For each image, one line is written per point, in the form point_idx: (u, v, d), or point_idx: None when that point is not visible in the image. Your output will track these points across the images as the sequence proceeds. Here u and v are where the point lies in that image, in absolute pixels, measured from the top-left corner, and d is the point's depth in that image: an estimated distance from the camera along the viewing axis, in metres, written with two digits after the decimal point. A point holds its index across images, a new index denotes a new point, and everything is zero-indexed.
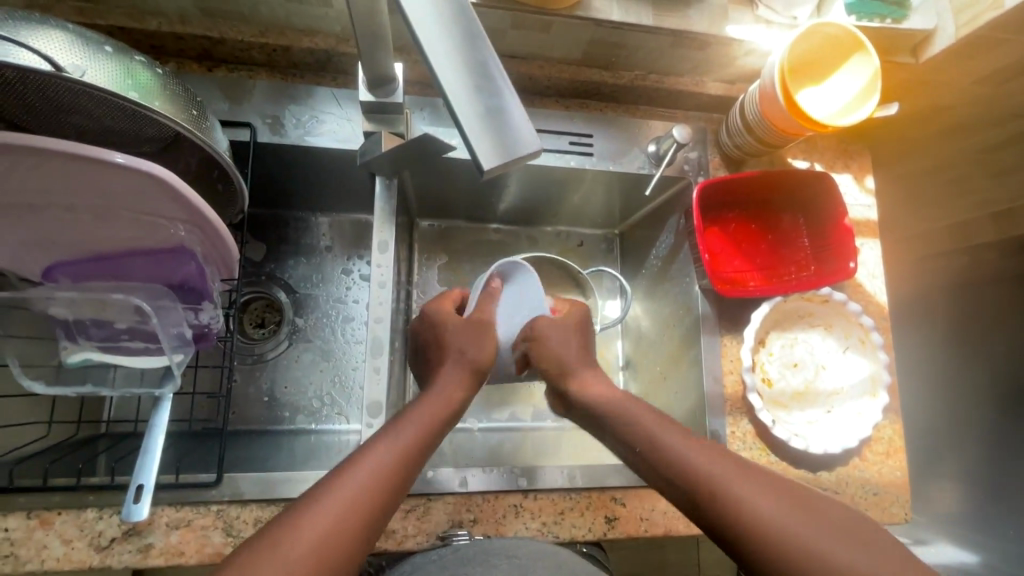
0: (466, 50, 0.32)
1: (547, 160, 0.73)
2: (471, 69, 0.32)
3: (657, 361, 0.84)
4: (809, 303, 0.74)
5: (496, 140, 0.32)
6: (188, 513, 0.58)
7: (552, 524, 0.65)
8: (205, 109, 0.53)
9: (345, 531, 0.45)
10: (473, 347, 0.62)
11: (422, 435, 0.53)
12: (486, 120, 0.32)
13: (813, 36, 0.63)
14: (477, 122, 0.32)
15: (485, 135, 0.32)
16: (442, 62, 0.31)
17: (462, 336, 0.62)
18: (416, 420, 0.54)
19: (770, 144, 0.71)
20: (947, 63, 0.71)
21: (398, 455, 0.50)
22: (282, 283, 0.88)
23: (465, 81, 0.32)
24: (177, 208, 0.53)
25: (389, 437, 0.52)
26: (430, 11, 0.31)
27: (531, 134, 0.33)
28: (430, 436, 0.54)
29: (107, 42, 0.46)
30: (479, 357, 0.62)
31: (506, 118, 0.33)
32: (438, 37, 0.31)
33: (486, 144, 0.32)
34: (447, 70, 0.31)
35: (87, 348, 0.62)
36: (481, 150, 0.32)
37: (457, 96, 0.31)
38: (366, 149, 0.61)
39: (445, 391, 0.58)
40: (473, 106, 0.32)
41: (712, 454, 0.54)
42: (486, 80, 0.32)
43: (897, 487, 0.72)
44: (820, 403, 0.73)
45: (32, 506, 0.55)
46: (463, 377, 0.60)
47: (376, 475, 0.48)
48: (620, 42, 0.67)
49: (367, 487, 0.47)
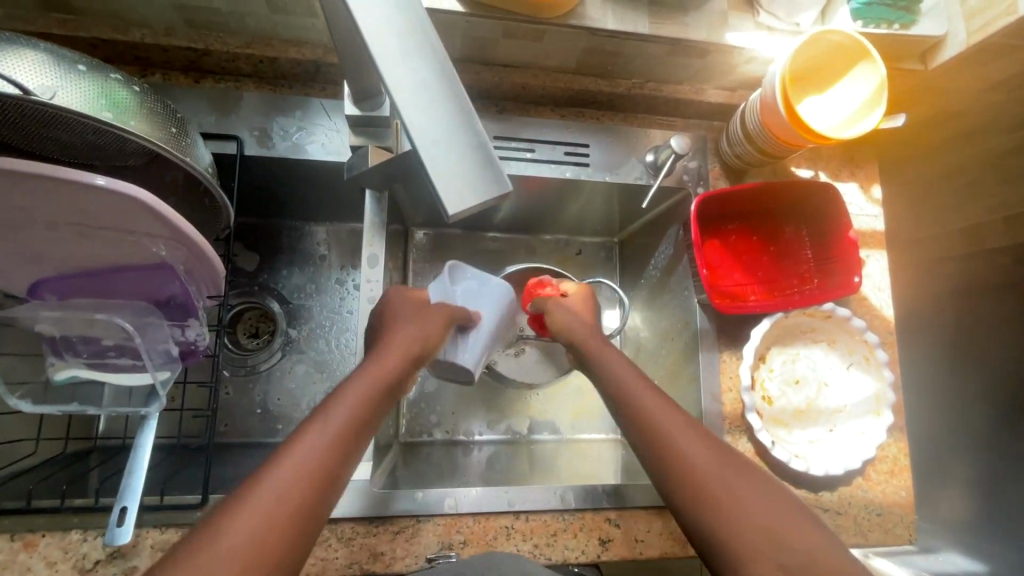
0: (440, 95, 0.32)
1: (542, 171, 0.71)
2: (447, 114, 0.32)
3: (655, 375, 0.82)
4: (812, 318, 0.72)
5: (465, 185, 0.32)
6: (173, 536, 0.57)
7: (545, 546, 0.63)
8: (187, 126, 0.52)
9: (292, 511, 0.40)
10: (424, 323, 0.56)
11: (377, 394, 0.49)
12: (457, 163, 0.32)
13: (817, 44, 0.60)
14: (446, 167, 0.32)
15: (454, 179, 0.32)
16: (411, 102, 0.31)
17: (412, 313, 0.57)
18: (367, 377, 0.49)
19: (772, 153, 0.69)
20: (958, 69, 0.68)
21: (342, 430, 0.45)
22: (275, 293, 0.87)
23: (439, 125, 0.32)
24: (159, 227, 0.52)
25: (340, 402, 0.47)
26: (402, 53, 0.32)
27: (503, 180, 0.33)
28: (384, 397, 0.50)
29: (81, 61, 0.45)
30: (433, 328, 0.56)
31: (478, 162, 0.32)
32: (413, 81, 0.31)
33: (453, 188, 0.31)
34: (419, 114, 0.31)
35: (74, 364, 0.62)
36: (445, 194, 0.31)
37: (426, 140, 0.31)
38: (353, 163, 0.58)
39: (397, 346, 0.53)
40: (443, 150, 0.31)
41: (708, 455, 0.50)
42: (461, 125, 0.32)
43: (901, 508, 0.70)
44: (822, 421, 0.71)
45: (15, 528, 0.55)
46: (413, 332, 0.55)
47: (335, 444, 0.44)
48: (616, 50, 0.65)
49: (326, 456, 0.43)
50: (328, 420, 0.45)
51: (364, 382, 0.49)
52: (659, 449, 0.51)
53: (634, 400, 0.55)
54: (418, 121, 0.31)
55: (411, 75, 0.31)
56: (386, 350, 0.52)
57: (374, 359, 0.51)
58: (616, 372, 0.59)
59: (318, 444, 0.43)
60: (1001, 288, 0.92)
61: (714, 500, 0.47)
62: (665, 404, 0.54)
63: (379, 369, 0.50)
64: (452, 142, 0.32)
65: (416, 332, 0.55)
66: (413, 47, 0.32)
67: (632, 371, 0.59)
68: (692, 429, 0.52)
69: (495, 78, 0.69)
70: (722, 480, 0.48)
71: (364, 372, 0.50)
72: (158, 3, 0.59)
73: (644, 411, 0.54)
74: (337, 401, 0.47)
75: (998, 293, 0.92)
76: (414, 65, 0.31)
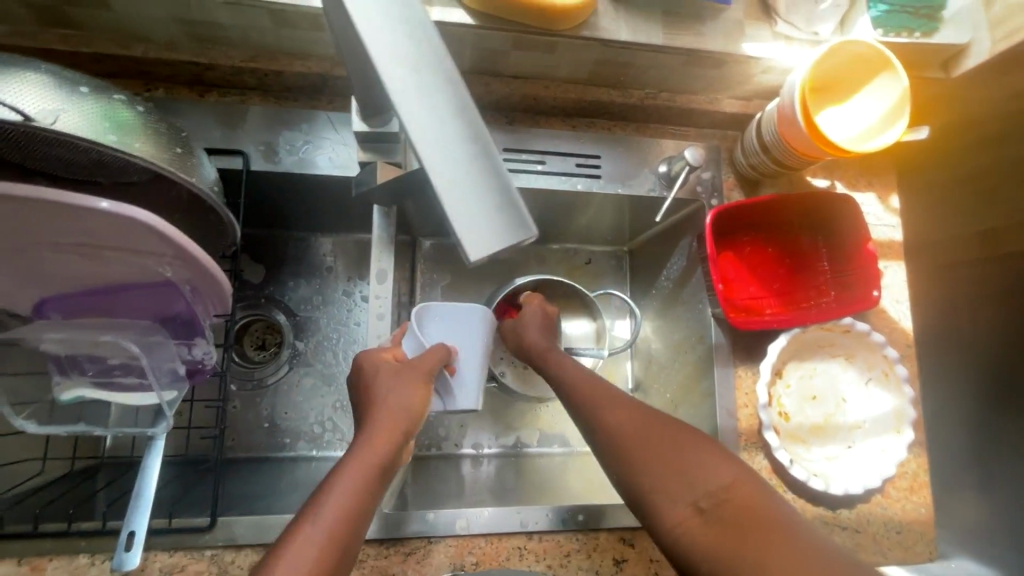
0: (458, 139, 0.31)
1: (553, 184, 0.70)
2: (465, 157, 0.31)
3: (667, 388, 0.81)
4: (830, 332, 0.70)
5: (484, 231, 0.31)
6: (182, 559, 0.57)
7: (558, 567, 0.62)
8: (192, 145, 0.51)
9: None
10: (406, 392, 0.53)
11: (370, 481, 0.46)
12: (475, 209, 0.31)
13: (838, 53, 0.59)
14: (464, 212, 0.31)
15: (477, 229, 0.31)
16: (426, 137, 0.30)
17: (394, 379, 0.53)
18: (357, 464, 0.46)
19: (788, 165, 0.68)
20: (981, 78, 0.67)
21: (335, 529, 0.43)
22: (282, 305, 0.86)
23: (457, 170, 0.31)
24: (164, 246, 0.51)
25: (331, 495, 0.44)
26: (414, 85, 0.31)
27: (526, 223, 0.32)
28: (377, 482, 0.47)
29: (85, 83, 0.44)
30: (415, 399, 0.52)
31: (499, 206, 0.31)
32: (430, 126, 0.31)
33: (472, 234, 0.30)
34: (436, 160, 0.30)
35: (81, 383, 0.61)
36: (464, 233, 0.30)
37: (443, 187, 0.30)
38: (361, 179, 0.57)
39: (386, 424, 0.50)
40: (461, 196, 0.31)
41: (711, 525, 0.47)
42: (480, 169, 0.31)
43: (921, 525, 0.68)
44: (841, 438, 0.69)
45: (23, 552, 0.54)
46: (404, 402, 0.52)
47: (328, 543, 0.42)
48: (630, 61, 0.64)
49: (318, 558, 0.41)
50: (319, 517, 0.43)
51: (355, 469, 0.46)
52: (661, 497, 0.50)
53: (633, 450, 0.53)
54: (436, 166, 0.30)
55: (429, 119, 0.31)
56: (374, 428, 0.49)
57: (365, 441, 0.48)
58: (621, 425, 0.55)
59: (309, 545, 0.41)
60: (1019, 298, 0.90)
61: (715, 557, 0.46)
62: (665, 451, 0.52)
63: (369, 453, 0.47)
64: (469, 187, 0.31)
65: (404, 401, 0.52)
66: (430, 91, 0.31)
67: (643, 420, 0.55)
68: (689, 475, 0.50)
69: (505, 89, 0.68)
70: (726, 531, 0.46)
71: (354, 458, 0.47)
72: (161, 19, 0.58)
73: (646, 462, 0.51)
74: (327, 494, 0.45)
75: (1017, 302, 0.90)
76: (431, 110, 0.31)
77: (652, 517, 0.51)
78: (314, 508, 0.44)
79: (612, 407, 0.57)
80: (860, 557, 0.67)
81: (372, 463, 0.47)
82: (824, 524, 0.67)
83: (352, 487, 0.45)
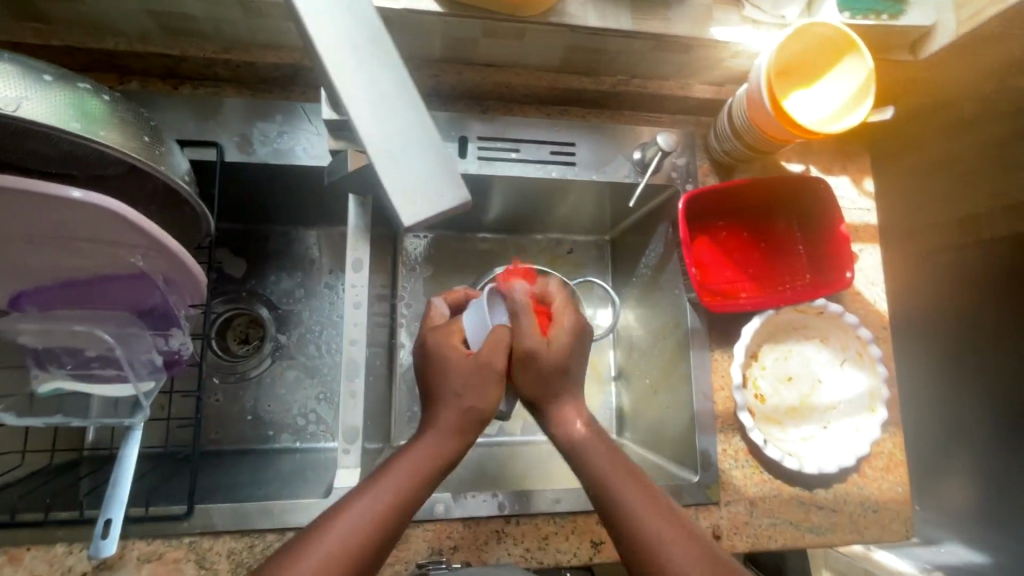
0: (401, 116, 0.37)
1: (526, 171, 0.70)
2: (407, 131, 0.37)
3: (647, 374, 0.81)
4: (803, 314, 0.71)
5: (421, 198, 0.36)
6: (159, 546, 0.57)
7: (536, 550, 0.63)
8: (161, 134, 0.51)
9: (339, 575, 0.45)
10: (475, 394, 0.54)
11: (418, 481, 0.51)
12: (413, 187, 0.36)
13: (804, 36, 0.59)
14: (403, 183, 0.37)
15: (413, 203, 0.37)
16: (372, 128, 0.36)
17: (464, 373, 0.54)
18: (421, 452, 0.52)
19: (761, 149, 0.68)
20: (949, 59, 0.67)
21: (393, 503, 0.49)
22: (264, 299, 0.86)
23: (396, 144, 0.37)
24: (137, 235, 0.50)
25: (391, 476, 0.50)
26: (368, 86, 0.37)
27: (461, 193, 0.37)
28: (438, 472, 0.52)
29: (47, 71, 0.44)
30: (476, 400, 0.54)
31: (436, 177, 0.37)
32: (378, 116, 0.36)
33: (409, 203, 0.36)
34: (377, 136, 0.36)
35: (59, 375, 0.61)
36: (403, 208, 0.36)
37: (383, 159, 0.36)
38: (332, 168, 0.58)
39: (447, 429, 0.53)
40: (400, 167, 0.36)
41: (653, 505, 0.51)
42: (420, 142, 0.37)
43: (897, 504, 0.69)
44: (816, 418, 0.70)
45: (0, 542, 0.54)
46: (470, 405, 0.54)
47: (375, 525, 0.47)
48: (599, 47, 0.65)
49: (354, 542, 0.46)
50: (381, 493, 0.49)
51: (417, 457, 0.52)
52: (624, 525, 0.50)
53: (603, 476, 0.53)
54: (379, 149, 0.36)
55: (376, 102, 0.37)
56: (437, 431, 0.53)
57: (434, 433, 0.53)
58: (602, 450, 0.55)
59: (345, 532, 0.46)
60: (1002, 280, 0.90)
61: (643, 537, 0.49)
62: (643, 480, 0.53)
63: (425, 450, 0.52)
64: (409, 159, 0.37)
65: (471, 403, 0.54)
66: (376, 73, 0.37)
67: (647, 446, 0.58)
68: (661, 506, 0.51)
69: (477, 77, 0.68)
70: (689, 562, 0.47)
71: (407, 459, 0.51)
72: (130, 10, 0.58)
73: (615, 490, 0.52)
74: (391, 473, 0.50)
75: (994, 287, 0.92)
76: (375, 91, 0.37)
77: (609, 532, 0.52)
78: (376, 483, 0.50)
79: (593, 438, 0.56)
80: (833, 535, 0.68)
81: (422, 467, 0.51)
82: (800, 504, 0.68)
83: (400, 485, 0.50)
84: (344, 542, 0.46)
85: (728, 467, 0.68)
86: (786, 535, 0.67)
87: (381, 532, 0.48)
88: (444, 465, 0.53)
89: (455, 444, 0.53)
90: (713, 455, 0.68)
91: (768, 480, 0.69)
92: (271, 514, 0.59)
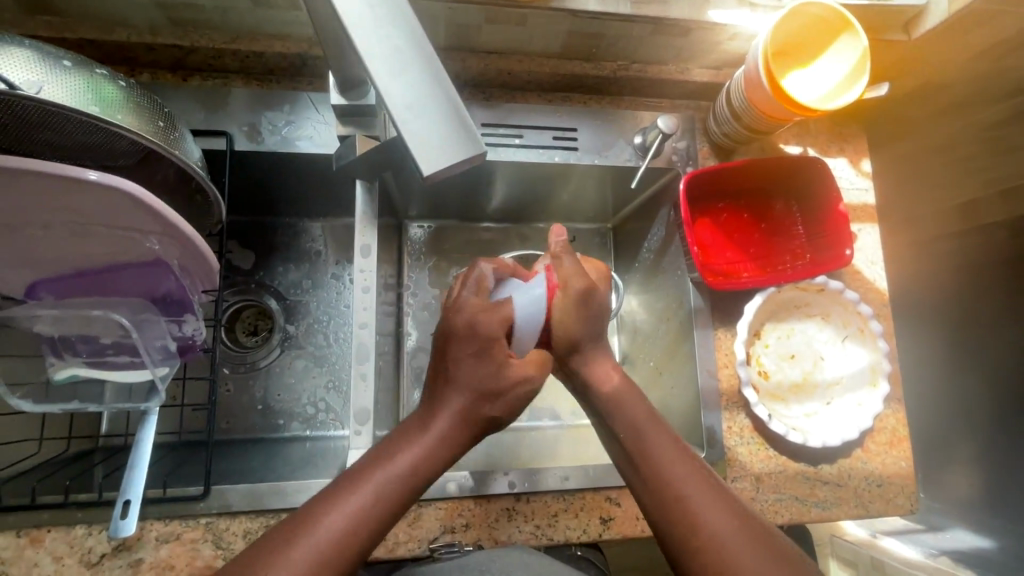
0: (415, 70, 0.37)
1: (530, 157, 0.72)
2: (421, 83, 0.37)
3: (651, 356, 0.82)
4: (805, 292, 0.72)
5: (437, 149, 0.36)
6: (177, 527, 0.59)
7: (546, 527, 0.64)
8: (174, 121, 0.53)
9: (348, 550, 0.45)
10: None
11: (418, 474, 0.49)
12: (433, 134, 0.36)
13: (798, 17, 0.61)
14: (422, 128, 0.36)
15: (433, 149, 0.36)
16: (387, 79, 0.36)
17: (474, 343, 0.52)
18: (431, 437, 0.50)
19: (759, 130, 0.69)
20: (941, 39, 0.69)
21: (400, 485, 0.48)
22: (272, 290, 0.87)
23: (412, 95, 0.36)
24: (152, 221, 0.50)
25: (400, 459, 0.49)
26: (384, 40, 0.36)
27: (476, 143, 0.37)
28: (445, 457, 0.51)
29: (65, 57, 0.46)
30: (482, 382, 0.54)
31: (453, 127, 0.37)
32: (392, 67, 0.36)
33: (425, 153, 0.36)
34: (392, 87, 0.36)
35: (74, 363, 0.62)
36: (422, 157, 0.36)
37: (399, 111, 0.36)
38: (341, 153, 0.59)
39: (452, 420, 0.51)
40: (419, 118, 0.36)
41: (687, 470, 0.53)
42: (433, 94, 0.37)
43: (901, 478, 0.70)
44: (819, 395, 0.71)
45: (20, 524, 0.56)
46: (478, 393, 0.52)
47: (380, 506, 0.47)
48: (599, 32, 0.66)
49: (362, 519, 0.46)
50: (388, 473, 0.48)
51: (426, 442, 0.50)
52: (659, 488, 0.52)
53: (643, 442, 0.56)
54: (394, 101, 0.36)
55: (391, 53, 0.36)
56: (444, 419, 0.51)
57: (442, 419, 0.51)
58: (641, 417, 0.57)
59: (342, 521, 0.45)
60: (1003, 264, 0.90)
61: (677, 497, 0.51)
62: (677, 449, 0.55)
63: (436, 434, 0.51)
64: (424, 110, 0.36)
65: (479, 389, 0.52)
66: (386, 26, 0.37)
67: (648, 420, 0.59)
68: (695, 472, 0.53)
69: (480, 64, 0.70)
70: (720, 521, 0.49)
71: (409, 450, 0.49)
72: (142, 2, 0.60)
73: (653, 457, 0.54)
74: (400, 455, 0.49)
75: (1002, 273, 0.90)
76: (388, 45, 0.36)
77: (643, 494, 0.54)
78: (385, 462, 0.49)
79: (629, 396, 0.59)
80: (838, 510, 0.69)
81: (423, 460, 0.50)
82: (804, 479, 0.69)
83: (399, 476, 0.48)
84: (347, 526, 0.45)
85: (733, 443, 0.69)
86: (791, 510, 0.68)
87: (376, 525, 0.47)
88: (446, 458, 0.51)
89: (463, 430, 0.51)
90: (718, 432, 0.69)
91: (773, 456, 0.70)
92: (285, 494, 0.60)
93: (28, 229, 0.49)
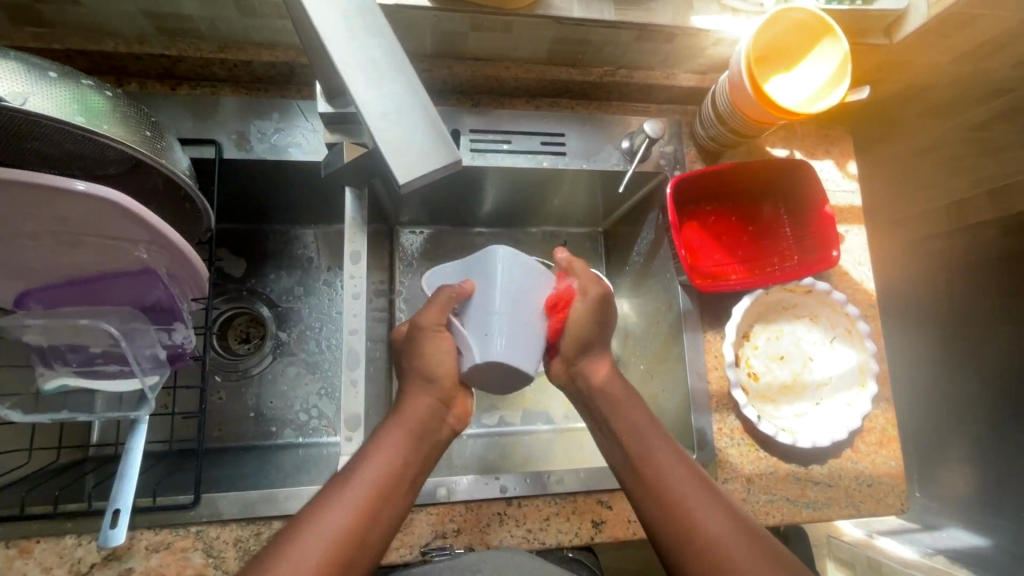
0: (392, 80, 0.37)
1: (519, 162, 0.72)
2: (399, 94, 0.37)
3: (642, 359, 0.83)
4: (793, 294, 0.73)
5: (416, 158, 0.37)
6: (167, 536, 0.59)
7: (538, 530, 0.64)
8: (162, 130, 0.53)
9: (352, 532, 0.49)
10: None
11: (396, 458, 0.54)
12: (410, 144, 0.37)
13: (778, 22, 0.62)
14: (399, 138, 0.37)
15: (408, 157, 0.37)
16: (364, 90, 0.37)
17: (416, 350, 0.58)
18: (402, 421, 0.56)
19: (744, 133, 0.70)
20: (921, 42, 0.70)
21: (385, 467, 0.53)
22: (264, 297, 0.87)
23: (390, 106, 0.37)
24: (138, 230, 0.50)
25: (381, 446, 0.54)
26: (362, 53, 0.37)
27: (453, 152, 0.38)
28: (420, 439, 0.56)
29: (52, 69, 0.46)
30: None
31: (429, 136, 0.37)
32: (368, 78, 0.37)
33: (402, 161, 0.36)
34: (371, 97, 0.37)
35: (63, 373, 0.62)
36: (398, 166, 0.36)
37: (376, 122, 0.36)
38: (329, 160, 0.59)
39: (417, 402, 0.57)
40: (395, 128, 0.37)
41: (688, 479, 0.54)
42: (412, 105, 0.37)
43: (891, 477, 0.70)
44: (808, 395, 0.72)
45: (10, 535, 0.56)
46: (425, 391, 0.58)
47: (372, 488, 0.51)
48: (585, 39, 0.67)
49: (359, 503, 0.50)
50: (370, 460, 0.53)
51: (398, 427, 0.55)
52: (658, 493, 0.54)
53: (638, 448, 0.57)
54: (371, 111, 0.36)
55: (369, 65, 0.37)
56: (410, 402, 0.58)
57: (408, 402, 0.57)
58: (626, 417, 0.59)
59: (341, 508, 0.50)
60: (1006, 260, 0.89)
61: (679, 506, 0.53)
62: (672, 453, 0.57)
63: (408, 417, 0.56)
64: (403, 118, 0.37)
65: (426, 385, 0.58)
66: (364, 39, 0.37)
67: (647, 420, 0.59)
68: (690, 475, 0.55)
69: (467, 71, 0.71)
70: (722, 530, 0.51)
71: (386, 435, 0.55)
72: (129, 12, 0.61)
73: (651, 463, 0.56)
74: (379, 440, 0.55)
75: (997, 270, 0.90)
76: (366, 57, 0.37)
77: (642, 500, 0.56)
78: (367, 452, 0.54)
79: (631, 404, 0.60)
80: (830, 510, 0.69)
81: (393, 456, 0.54)
82: (795, 480, 0.70)
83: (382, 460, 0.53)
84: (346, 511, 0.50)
85: (724, 445, 0.70)
86: (782, 511, 0.68)
87: (359, 522, 0.50)
88: (415, 450, 0.55)
89: (427, 413, 0.57)
90: (709, 435, 0.69)
91: (764, 457, 0.70)
92: (276, 501, 0.60)
93: (17, 239, 0.49)
